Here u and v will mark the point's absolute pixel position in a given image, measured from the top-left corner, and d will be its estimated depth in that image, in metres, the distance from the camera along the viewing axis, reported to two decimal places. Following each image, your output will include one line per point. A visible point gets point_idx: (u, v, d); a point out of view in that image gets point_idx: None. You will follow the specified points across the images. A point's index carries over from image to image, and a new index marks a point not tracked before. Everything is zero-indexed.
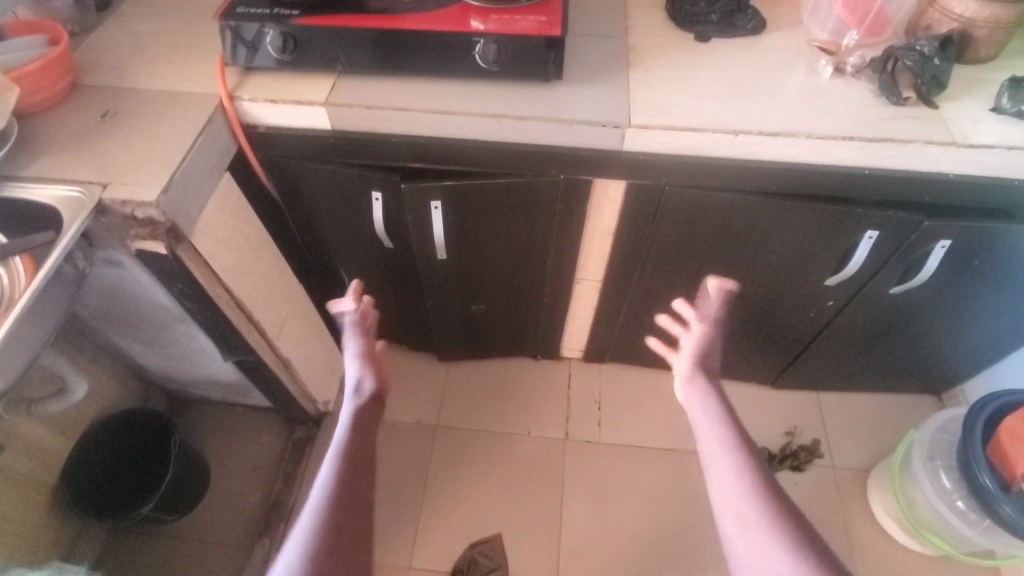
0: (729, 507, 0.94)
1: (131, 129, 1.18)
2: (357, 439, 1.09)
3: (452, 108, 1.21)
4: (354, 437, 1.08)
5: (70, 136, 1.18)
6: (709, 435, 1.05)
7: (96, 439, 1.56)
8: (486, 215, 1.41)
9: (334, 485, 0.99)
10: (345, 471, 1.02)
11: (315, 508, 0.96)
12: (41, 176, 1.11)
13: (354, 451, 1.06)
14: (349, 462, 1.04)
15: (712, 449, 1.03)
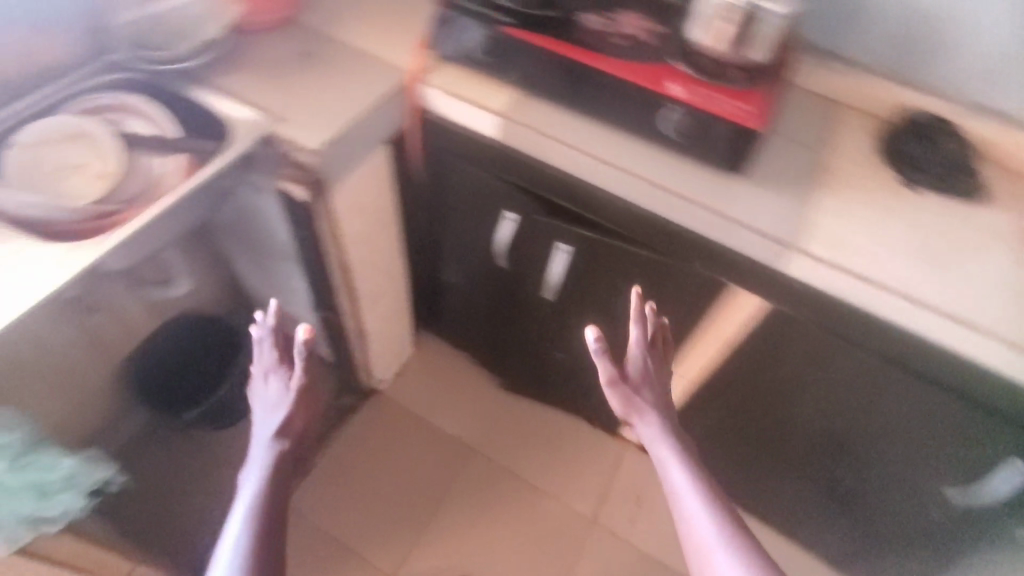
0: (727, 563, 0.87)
1: (320, 75, 1.22)
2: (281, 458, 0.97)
3: (620, 163, 1.16)
4: (279, 452, 0.97)
5: (267, 62, 1.23)
6: (674, 473, 0.98)
7: (174, 331, 1.65)
8: (608, 275, 1.35)
9: (258, 496, 0.92)
10: (271, 492, 0.93)
11: (241, 525, 0.88)
12: (228, 90, 1.17)
13: (279, 473, 0.96)
14: (276, 482, 0.94)
15: (678, 494, 0.96)
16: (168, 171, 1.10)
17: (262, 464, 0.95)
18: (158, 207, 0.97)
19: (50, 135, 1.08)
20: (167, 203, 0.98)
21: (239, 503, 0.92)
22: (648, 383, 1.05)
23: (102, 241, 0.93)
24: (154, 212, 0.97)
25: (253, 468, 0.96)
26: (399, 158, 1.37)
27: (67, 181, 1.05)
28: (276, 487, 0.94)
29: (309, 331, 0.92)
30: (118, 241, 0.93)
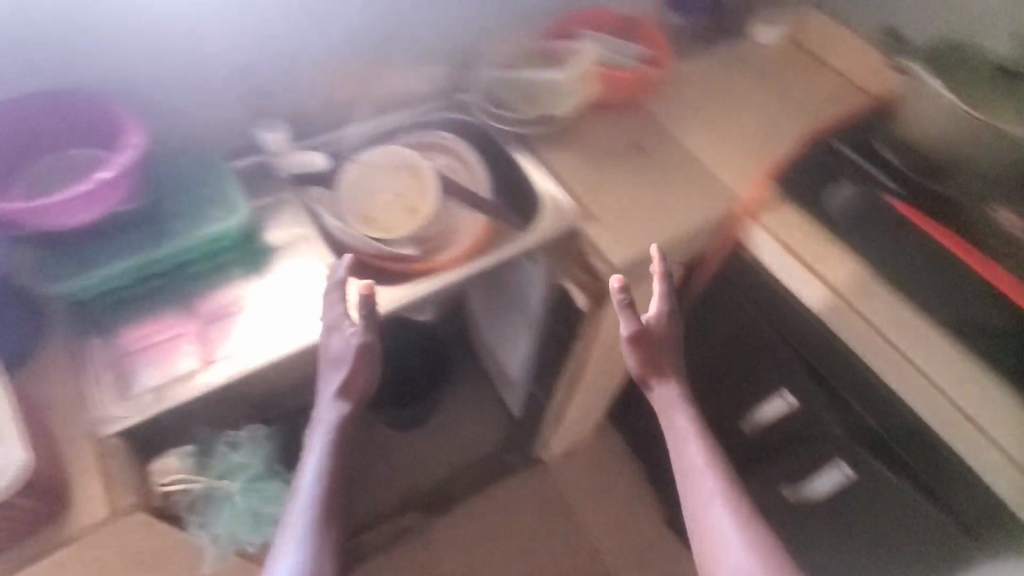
0: None
1: (644, 175, 1.09)
2: (331, 419, 0.87)
3: (996, 426, 0.84)
4: (338, 413, 0.88)
5: (595, 142, 1.13)
6: (692, 448, 0.87)
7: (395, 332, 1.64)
8: (894, 522, 1.00)
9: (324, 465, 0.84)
10: (319, 457, 0.85)
11: (310, 486, 0.82)
12: (548, 165, 1.10)
13: (338, 446, 0.86)
14: (328, 446, 0.86)
15: (698, 473, 0.86)
16: (461, 233, 1.08)
17: (326, 427, 0.86)
18: (447, 276, 0.97)
19: (379, 157, 1.07)
20: (455, 278, 0.97)
21: (308, 459, 0.85)
22: (671, 340, 0.90)
23: (391, 293, 0.94)
24: (440, 284, 0.96)
25: (318, 446, 0.85)
26: (683, 276, 1.18)
27: (377, 213, 1.06)
28: (330, 459, 0.85)
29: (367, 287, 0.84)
30: (400, 302, 0.94)
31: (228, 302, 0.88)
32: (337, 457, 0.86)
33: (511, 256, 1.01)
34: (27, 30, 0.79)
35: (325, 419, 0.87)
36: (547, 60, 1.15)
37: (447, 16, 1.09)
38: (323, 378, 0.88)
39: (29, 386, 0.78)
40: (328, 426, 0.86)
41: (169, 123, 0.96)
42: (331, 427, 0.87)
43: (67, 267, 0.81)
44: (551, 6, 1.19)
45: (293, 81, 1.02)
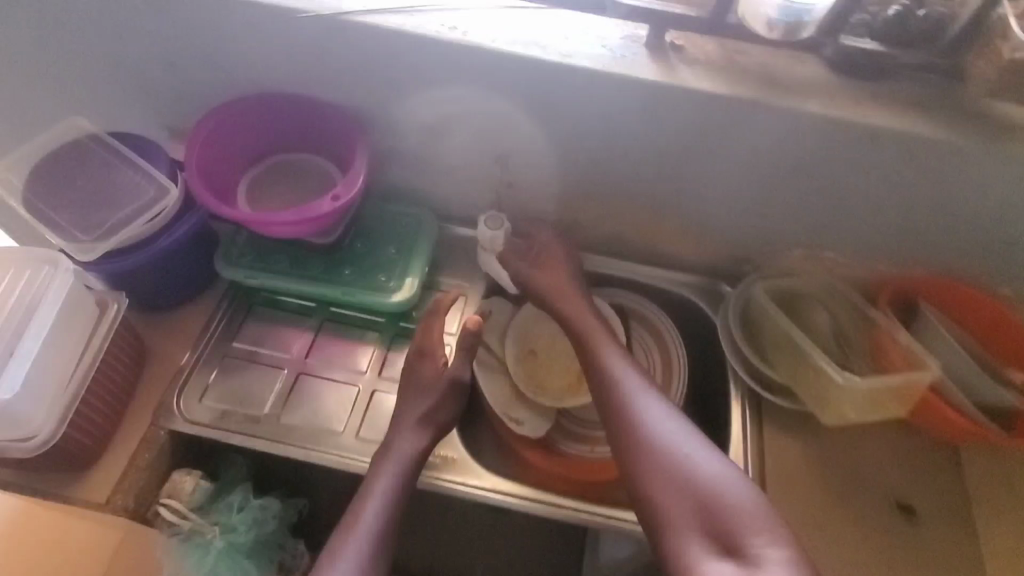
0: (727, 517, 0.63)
1: (874, 563, 0.72)
2: (390, 484, 0.71)
3: None
4: (398, 481, 0.71)
5: (844, 468, 0.78)
6: (659, 419, 0.69)
7: None
8: None
9: (391, 498, 0.70)
10: (371, 517, 0.68)
11: (372, 517, 0.68)
12: (759, 454, 0.79)
13: (392, 514, 0.70)
14: (382, 513, 0.69)
15: (666, 446, 0.67)
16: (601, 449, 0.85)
17: (404, 455, 0.73)
18: (530, 497, 0.77)
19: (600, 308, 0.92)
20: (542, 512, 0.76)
21: (372, 487, 0.71)
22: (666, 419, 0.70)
23: (463, 470, 0.77)
24: (524, 504, 0.76)
25: (372, 502, 0.69)
26: None
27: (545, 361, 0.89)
28: (381, 522, 0.68)
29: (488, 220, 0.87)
30: (471, 494, 0.76)
31: (337, 369, 0.83)
32: (389, 526, 0.69)
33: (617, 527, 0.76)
34: (325, 46, 0.73)
35: (383, 480, 0.71)
36: (861, 333, 0.80)
37: (762, 211, 0.81)
38: (400, 431, 0.75)
39: (154, 333, 0.82)
40: (391, 483, 0.71)
41: (406, 168, 0.88)
42: (388, 493, 0.70)
43: (244, 260, 0.83)
44: (911, 263, 0.82)
45: (544, 191, 0.86)
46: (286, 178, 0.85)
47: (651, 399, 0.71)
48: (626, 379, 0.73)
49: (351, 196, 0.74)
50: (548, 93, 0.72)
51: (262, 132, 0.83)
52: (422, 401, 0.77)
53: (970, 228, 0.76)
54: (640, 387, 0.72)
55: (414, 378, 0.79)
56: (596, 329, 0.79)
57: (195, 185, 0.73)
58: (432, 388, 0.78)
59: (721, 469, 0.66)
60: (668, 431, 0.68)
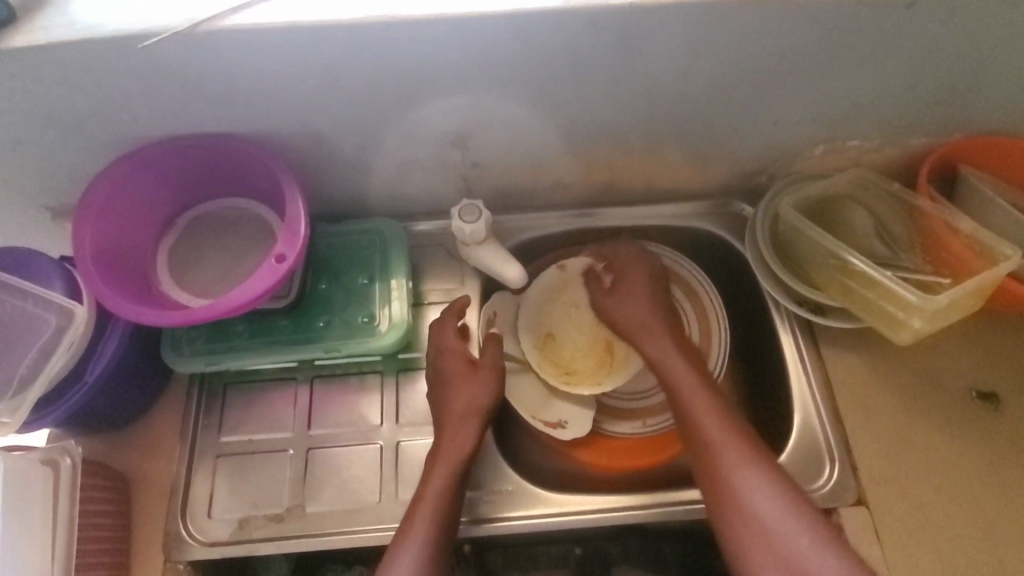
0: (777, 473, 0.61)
1: (972, 467, 0.67)
2: (442, 484, 0.63)
3: None
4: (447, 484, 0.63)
5: (916, 375, 0.71)
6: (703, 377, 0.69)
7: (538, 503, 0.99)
8: None
9: (448, 491, 0.63)
10: (423, 522, 0.60)
11: (428, 516, 0.61)
12: (826, 385, 0.72)
13: (445, 519, 0.61)
14: (434, 517, 0.61)
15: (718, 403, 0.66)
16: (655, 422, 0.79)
17: (455, 454, 0.65)
18: (600, 508, 0.70)
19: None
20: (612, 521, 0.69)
21: (426, 484, 0.63)
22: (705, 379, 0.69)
23: (522, 504, 0.70)
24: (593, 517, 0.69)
25: (421, 516, 0.61)
26: None
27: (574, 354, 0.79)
28: (435, 528, 0.60)
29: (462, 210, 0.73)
30: (533, 523, 0.69)
31: (348, 433, 0.72)
32: (444, 529, 0.61)
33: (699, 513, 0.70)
34: (202, 69, 0.57)
35: (435, 480, 0.63)
36: (909, 226, 0.72)
37: (770, 116, 0.70)
38: (445, 434, 0.66)
39: (125, 456, 0.71)
40: (445, 483, 0.63)
41: (352, 176, 0.73)
42: (440, 493, 0.62)
43: (199, 347, 0.70)
44: (942, 130, 0.73)
45: (521, 159, 0.74)
46: (208, 232, 0.71)
47: (720, 431, 0.63)
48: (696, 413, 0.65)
49: (298, 251, 0.61)
50: (506, 49, 0.59)
51: (156, 192, 0.66)
52: (461, 394, 0.68)
53: (1008, 74, 0.66)
54: (711, 421, 0.64)
55: (445, 371, 0.70)
56: (668, 352, 0.70)
57: (117, 301, 0.59)
58: (467, 379, 0.69)
59: (790, 518, 0.58)
60: (734, 471, 0.60)
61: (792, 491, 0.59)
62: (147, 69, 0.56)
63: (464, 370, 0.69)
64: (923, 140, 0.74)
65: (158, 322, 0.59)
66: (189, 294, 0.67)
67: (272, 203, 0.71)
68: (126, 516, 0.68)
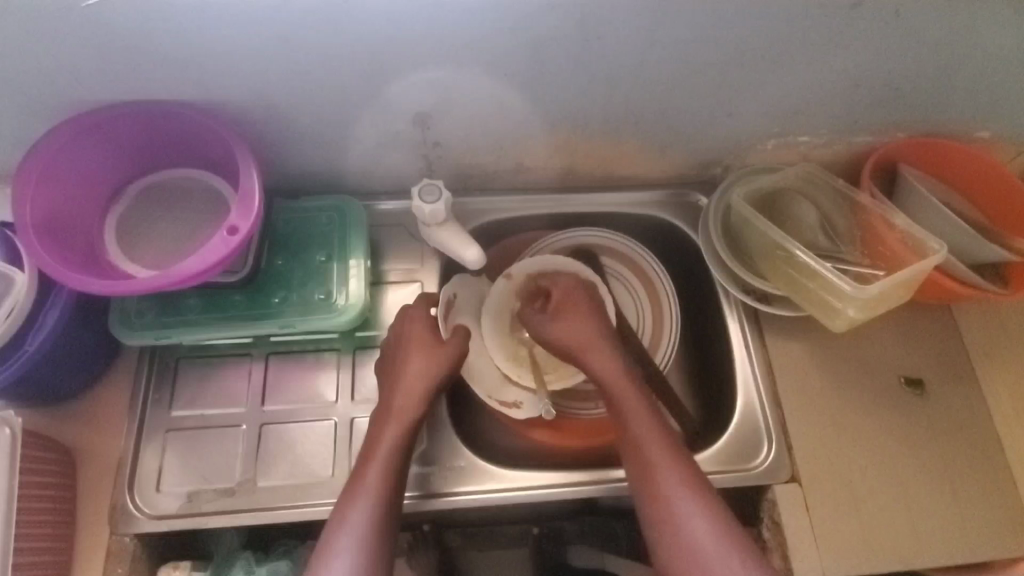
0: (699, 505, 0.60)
1: (899, 447, 0.71)
2: (392, 446, 0.63)
3: None
4: (396, 447, 0.63)
5: (852, 360, 0.75)
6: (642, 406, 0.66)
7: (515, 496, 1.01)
8: None
9: (395, 444, 0.63)
10: (372, 482, 0.60)
11: (375, 467, 0.61)
12: (768, 368, 0.75)
13: (395, 480, 0.61)
14: (383, 478, 0.61)
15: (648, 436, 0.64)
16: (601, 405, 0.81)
17: (403, 414, 0.65)
18: (549, 484, 0.72)
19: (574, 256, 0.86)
20: (562, 496, 0.71)
21: (375, 441, 0.63)
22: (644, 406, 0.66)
23: (475, 479, 0.71)
24: (545, 492, 0.71)
25: (370, 471, 0.61)
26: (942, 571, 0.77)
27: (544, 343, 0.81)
28: (383, 486, 0.60)
29: (422, 189, 0.74)
30: (487, 498, 0.71)
31: (303, 409, 0.72)
32: (394, 487, 0.61)
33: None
34: (151, 35, 0.56)
35: (387, 436, 0.63)
36: (850, 219, 0.75)
37: (723, 110, 0.72)
38: (395, 396, 0.66)
39: (69, 428, 0.69)
40: (394, 439, 0.63)
41: (311, 151, 0.73)
42: (391, 452, 0.62)
43: (148, 320, 0.69)
44: (884, 130, 0.77)
45: (481, 141, 0.74)
46: (158, 203, 0.69)
47: (667, 464, 0.62)
48: (646, 444, 0.64)
49: (253, 223, 0.61)
50: (465, 29, 0.59)
51: (103, 160, 0.65)
52: (417, 364, 0.67)
53: (944, 80, 0.69)
54: (658, 453, 0.63)
55: (408, 340, 0.69)
56: (623, 380, 0.68)
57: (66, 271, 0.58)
58: (428, 350, 0.69)
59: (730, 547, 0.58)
60: (674, 506, 0.60)
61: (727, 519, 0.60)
62: (93, 30, 0.55)
63: (430, 341, 0.69)
64: (867, 140, 0.78)
65: (110, 292, 0.58)
66: (140, 265, 0.66)
67: (227, 173, 0.69)
68: (70, 488, 0.67)
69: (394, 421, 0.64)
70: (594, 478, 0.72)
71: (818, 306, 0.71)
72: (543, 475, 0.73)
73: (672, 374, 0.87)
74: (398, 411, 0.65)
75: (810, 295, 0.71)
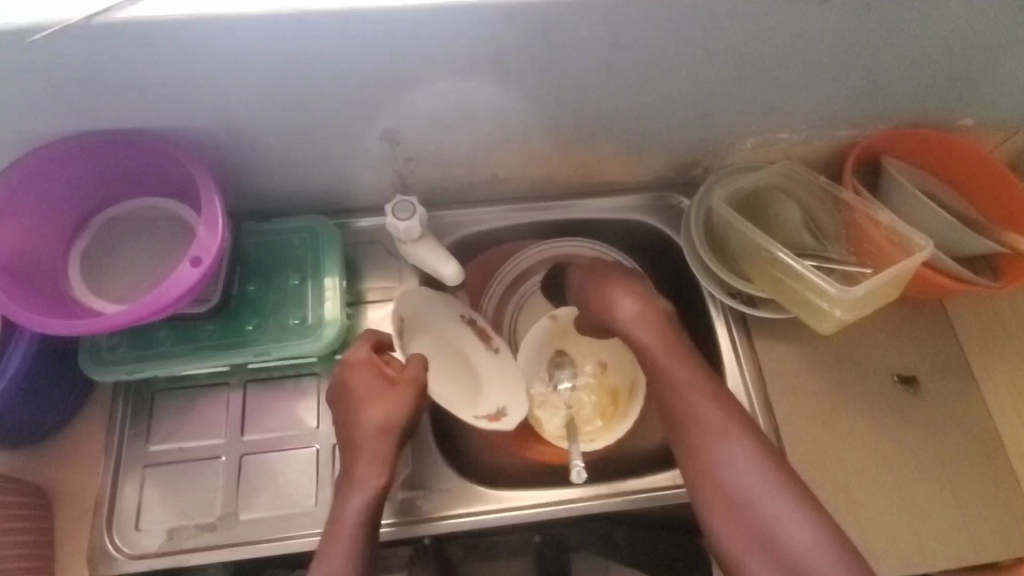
0: (768, 486, 0.59)
1: (895, 448, 0.69)
2: (359, 515, 0.60)
3: None
4: (363, 517, 0.59)
5: (843, 361, 0.73)
6: (697, 384, 0.65)
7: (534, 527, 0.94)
8: None
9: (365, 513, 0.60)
10: (342, 557, 0.58)
11: (343, 541, 0.58)
12: (758, 373, 0.74)
13: (366, 552, 0.59)
14: (354, 552, 0.58)
15: (705, 414, 0.63)
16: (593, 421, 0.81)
17: (369, 477, 0.61)
18: (540, 503, 0.70)
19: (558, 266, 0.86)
20: (552, 514, 0.69)
21: (342, 509, 0.60)
22: (698, 381, 0.65)
23: (463, 501, 0.70)
24: (534, 511, 0.70)
25: (339, 545, 0.58)
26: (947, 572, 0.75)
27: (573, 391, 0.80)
28: (355, 562, 0.58)
29: (395, 207, 0.72)
30: (476, 520, 0.69)
31: (284, 437, 0.70)
32: (365, 560, 0.58)
33: (638, 504, 0.71)
34: (102, 66, 0.54)
35: (353, 503, 0.60)
36: (835, 216, 0.74)
37: (699, 111, 0.70)
38: (359, 454, 0.63)
39: (46, 469, 0.68)
40: (362, 506, 0.60)
41: (280, 172, 0.71)
42: (361, 516, 0.59)
43: (120, 355, 0.67)
44: (865, 122, 0.75)
45: (454, 154, 0.73)
46: (124, 235, 0.67)
47: (711, 415, 0.63)
48: (688, 401, 0.64)
49: (217, 252, 0.59)
50: (425, 43, 0.58)
51: (63, 194, 0.63)
52: (379, 416, 0.63)
53: (924, 69, 0.68)
54: (700, 408, 0.63)
55: (354, 387, 0.65)
56: (658, 336, 0.68)
57: (28, 314, 0.56)
58: (388, 399, 0.64)
59: (785, 504, 0.58)
60: (727, 463, 0.60)
61: (777, 472, 0.59)
62: (41, 65, 0.53)
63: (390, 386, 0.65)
64: (849, 133, 0.76)
65: (71, 332, 0.56)
66: (107, 300, 0.64)
67: (193, 199, 0.68)
68: (49, 531, 0.65)
69: (360, 483, 0.61)
70: (586, 494, 0.71)
71: (812, 312, 0.68)
72: (533, 493, 0.71)
73: None
74: (365, 473, 0.61)
75: (808, 303, 0.68)
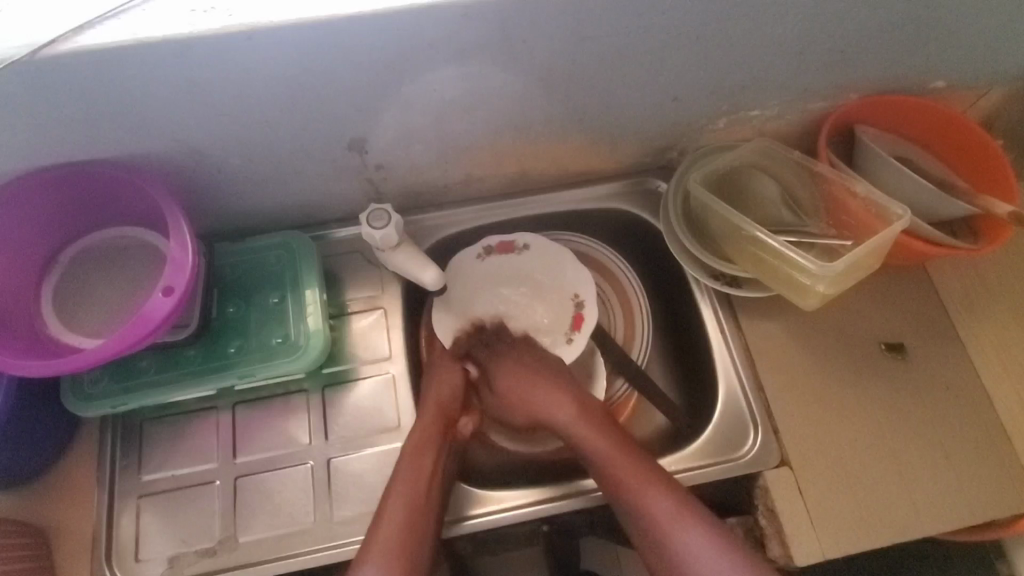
0: (676, 502, 0.61)
1: (887, 417, 0.70)
2: (429, 424, 0.68)
3: None
4: (434, 422, 0.69)
5: (830, 335, 0.73)
6: (570, 417, 0.69)
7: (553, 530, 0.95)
8: None
9: (434, 421, 0.69)
10: (407, 458, 0.65)
11: (416, 448, 0.66)
12: (748, 354, 0.74)
13: (438, 460, 0.66)
14: (421, 454, 0.66)
15: (591, 443, 0.67)
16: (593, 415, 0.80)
17: (439, 401, 0.71)
18: (537, 500, 0.70)
19: None
20: (556, 511, 0.69)
21: (421, 419, 0.69)
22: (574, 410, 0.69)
23: (460, 505, 0.70)
24: (536, 511, 0.70)
25: (410, 449, 0.66)
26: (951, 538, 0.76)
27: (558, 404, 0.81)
28: (422, 460, 0.65)
29: (370, 214, 0.70)
30: (478, 523, 0.69)
31: (277, 456, 0.70)
32: (433, 464, 0.66)
33: None
34: (52, 100, 0.53)
35: (427, 412, 0.69)
36: (812, 190, 0.73)
37: (669, 94, 0.70)
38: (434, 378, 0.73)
39: (40, 509, 0.67)
40: (432, 415, 0.69)
41: (250, 189, 0.70)
42: (416, 451, 0.66)
43: (104, 387, 0.67)
44: (836, 93, 0.74)
45: (424, 157, 0.72)
46: (95, 266, 0.66)
47: (601, 444, 0.66)
48: (585, 434, 0.67)
49: (188, 280, 0.58)
50: (382, 48, 0.56)
51: (28, 231, 0.62)
52: (444, 389, 0.72)
53: (891, 36, 0.67)
54: (596, 442, 0.67)
55: (434, 360, 0.75)
56: (591, 432, 0.67)
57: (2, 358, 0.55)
58: (446, 374, 0.73)
59: (703, 534, 0.60)
60: (626, 489, 0.63)
61: (681, 490, 0.62)
62: None
63: (452, 363, 0.74)
64: (820, 105, 0.75)
65: (47, 373, 0.55)
66: (83, 335, 0.63)
67: (163, 225, 0.67)
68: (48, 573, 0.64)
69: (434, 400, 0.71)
70: (583, 488, 0.71)
71: (790, 288, 0.69)
72: (530, 493, 0.71)
73: (652, 369, 0.85)
74: (435, 395, 0.71)
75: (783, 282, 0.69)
